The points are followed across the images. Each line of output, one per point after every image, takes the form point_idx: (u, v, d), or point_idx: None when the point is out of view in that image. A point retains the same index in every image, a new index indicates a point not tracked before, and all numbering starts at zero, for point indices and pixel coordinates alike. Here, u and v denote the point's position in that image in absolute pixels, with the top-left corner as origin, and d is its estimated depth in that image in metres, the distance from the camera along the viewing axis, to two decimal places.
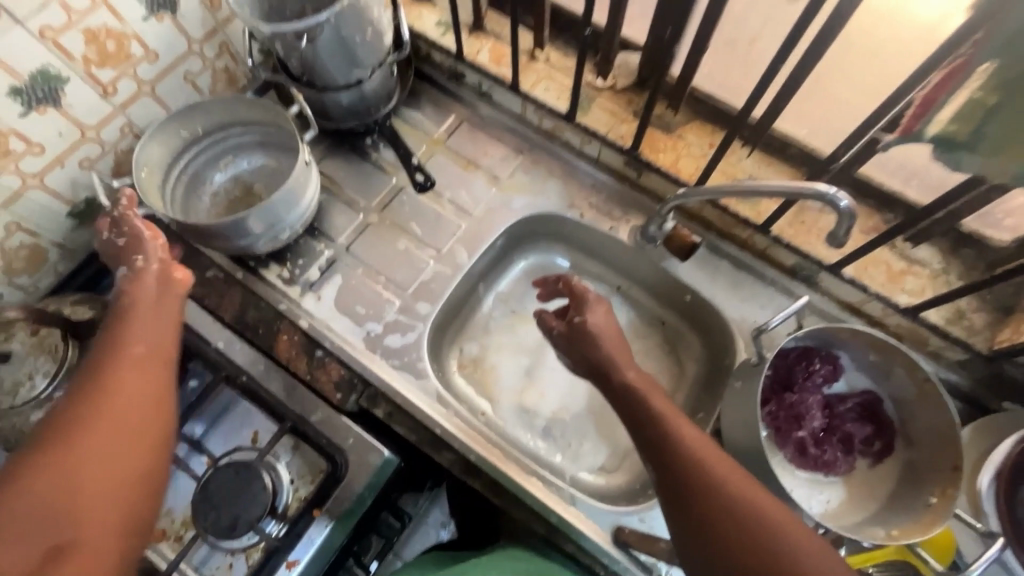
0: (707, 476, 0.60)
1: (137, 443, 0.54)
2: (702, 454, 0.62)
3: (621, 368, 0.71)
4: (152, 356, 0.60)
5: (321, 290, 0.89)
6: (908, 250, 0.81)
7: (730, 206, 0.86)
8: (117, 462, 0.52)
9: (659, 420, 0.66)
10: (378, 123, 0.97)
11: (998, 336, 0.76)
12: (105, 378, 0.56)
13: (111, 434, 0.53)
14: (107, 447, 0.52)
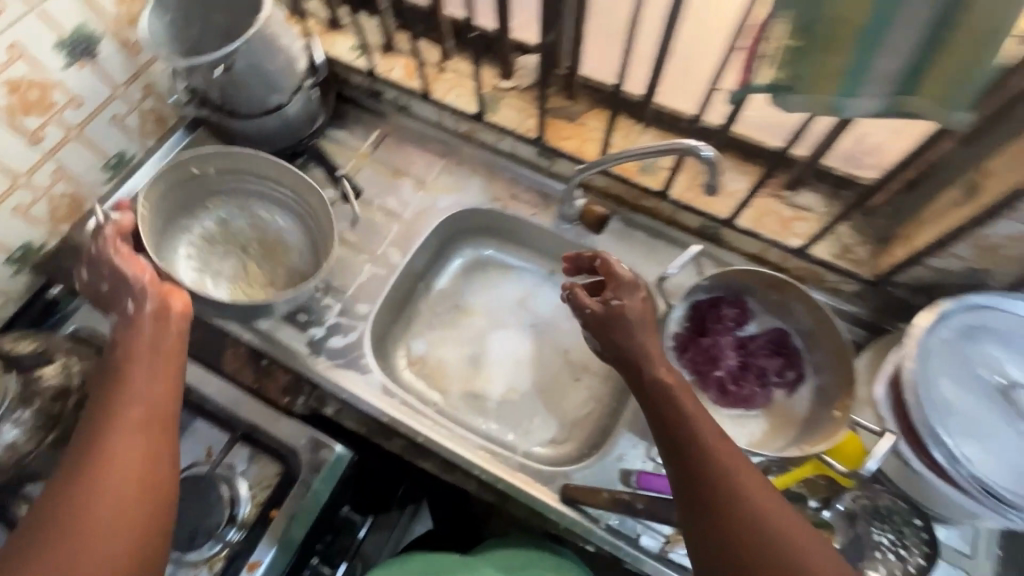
0: (727, 484, 0.61)
1: (139, 492, 0.60)
2: (721, 459, 0.63)
3: (656, 364, 0.70)
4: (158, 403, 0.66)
5: (262, 303, 0.93)
6: (795, 198, 0.90)
7: (633, 179, 0.94)
8: (126, 506, 0.59)
9: (692, 417, 0.65)
10: (304, 143, 1.03)
11: (880, 263, 0.84)
12: (104, 430, 0.62)
13: (110, 484, 0.59)
14: (114, 496, 0.59)
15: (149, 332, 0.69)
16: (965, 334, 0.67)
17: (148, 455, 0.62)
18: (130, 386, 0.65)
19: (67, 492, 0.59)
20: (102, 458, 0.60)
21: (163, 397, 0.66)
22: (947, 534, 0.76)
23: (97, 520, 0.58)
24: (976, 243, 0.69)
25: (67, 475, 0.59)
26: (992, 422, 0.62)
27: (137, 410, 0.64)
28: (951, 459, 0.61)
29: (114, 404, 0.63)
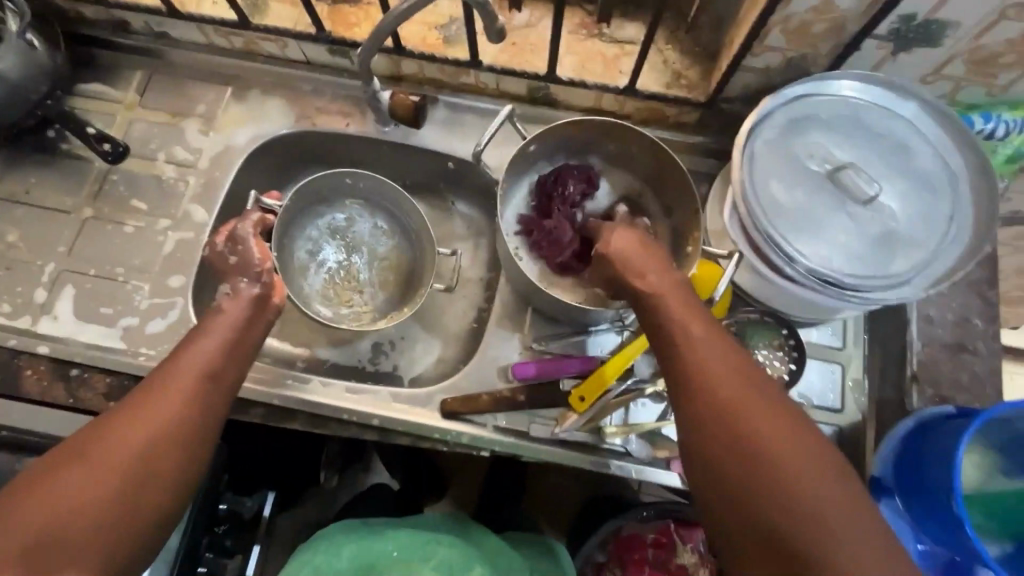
0: (720, 384, 0.50)
1: (152, 470, 0.53)
2: (724, 360, 0.51)
3: (639, 263, 0.59)
4: (211, 371, 0.60)
5: (54, 308, 0.78)
6: (616, 33, 0.81)
7: (440, 54, 0.82)
8: (97, 480, 0.51)
9: (689, 317, 0.54)
10: (44, 107, 0.83)
11: (711, 81, 0.78)
12: (177, 395, 0.56)
13: (128, 447, 0.53)
14: (118, 467, 0.52)
15: (234, 327, 0.64)
16: (792, 128, 0.63)
17: (177, 441, 0.55)
18: (198, 356, 0.60)
19: (107, 439, 0.53)
20: (150, 421, 0.54)
21: (218, 382, 0.60)
22: (819, 334, 0.77)
23: (111, 484, 0.51)
24: (785, 26, 0.63)
25: (109, 421, 0.54)
26: (823, 212, 0.60)
27: (198, 382, 0.58)
28: (787, 258, 0.58)
29: (176, 371, 0.58)
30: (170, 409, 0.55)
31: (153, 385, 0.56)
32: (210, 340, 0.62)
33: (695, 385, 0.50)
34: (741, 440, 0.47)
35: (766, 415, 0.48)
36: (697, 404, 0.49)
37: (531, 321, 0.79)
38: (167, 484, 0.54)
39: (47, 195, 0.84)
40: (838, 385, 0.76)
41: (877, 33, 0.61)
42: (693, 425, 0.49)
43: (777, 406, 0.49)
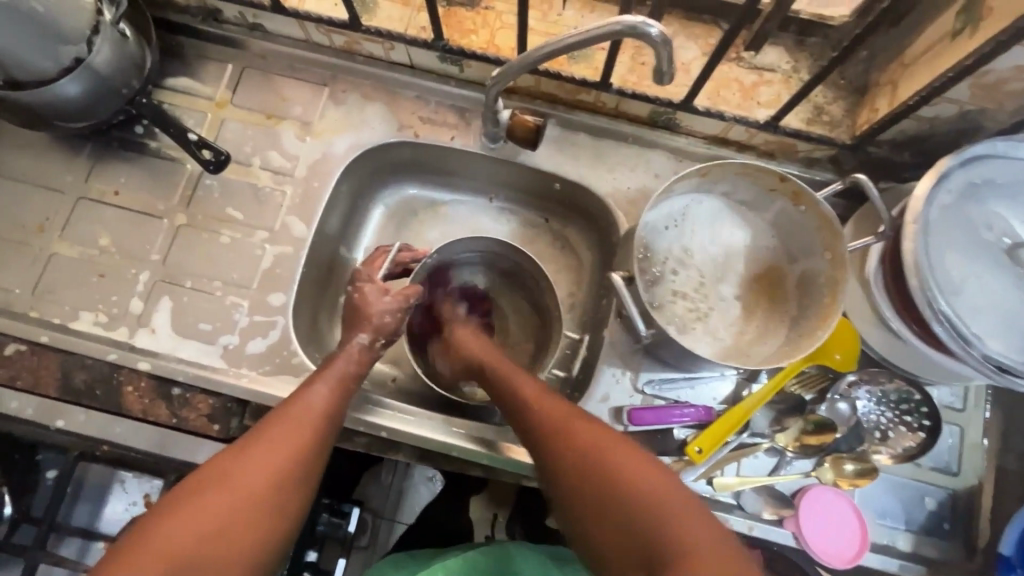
0: (611, 453, 0.54)
1: (279, 495, 0.52)
2: (597, 436, 0.56)
3: (501, 363, 0.70)
4: (329, 411, 0.58)
5: (151, 321, 0.75)
6: (754, 59, 0.75)
7: (564, 71, 0.76)
8: (224, 511, 0.49)
9: (552, 413, 0.59)
10: (136, 104, 0.78)
11: (858, 120, 0.72)
12: (298, 431, 0.55)
13: (255, 478, 0.51)
14: (241, 502, 0.50)
15: (343, 370, 0.63)
16: (970, 194, 0.58)
17: (294, 474, 0.53)
18: (313, 392, 0.59)
19: (231, 473, 0.51)
20: (271, 454, 0.53)
21: (335, 418, 0.59)
22: (940, 393, 0.74)
23: (234, 520, 0.49)
24: (977, 81, 0.57)
25: (230, 455, 0.52)
26: (1001, 288, 0.56)
27: (314, 418, 0.57)
28: (962, 340, 0.55)
29: (294, 408, 0.57)
30: (290, 443, 0.54)
31: (274, 420, 0.55)
32: (322, 379, 0.60)
33: (576, 456, 0.55)
34: (626, 499, 0.51)
35: (652, 481, 0.52)
36: (584, 476, 0.54)
37: (642, 362, 0.76)
38: (285, 519, 0.52)
39: (137, 197, 0.80)
40: (954, 449, 0.74)
41: None
42: (577, 491, 0.54)
43: (662, 475, 0.53)
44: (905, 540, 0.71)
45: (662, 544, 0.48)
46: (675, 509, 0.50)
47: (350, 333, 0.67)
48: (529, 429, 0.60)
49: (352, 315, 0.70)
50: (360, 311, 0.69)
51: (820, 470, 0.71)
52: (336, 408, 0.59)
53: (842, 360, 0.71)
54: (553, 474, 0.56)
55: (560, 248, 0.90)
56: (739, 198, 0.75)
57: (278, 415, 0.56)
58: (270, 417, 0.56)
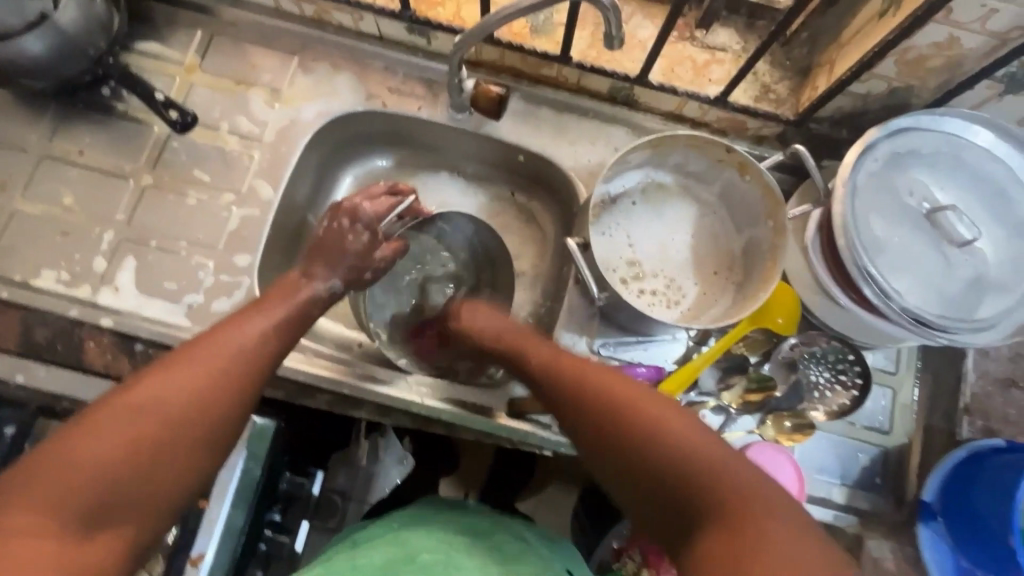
0: (636, 400, 0.54)
1: (193, 417, 0.51)
2: (632, 393, 0.55)
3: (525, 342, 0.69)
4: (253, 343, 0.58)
5: (115, 279, 0.76)
6: (707, 38, 0.79)
7: (526, 45, 0.79)
8: (133, 430, 0.48)
9: (581, 377, 0.59)
10: (104, 65, 0.78)
11: (801, 99, 0.76)
12: (229, 356, 0.56)
13: (168, 401, 0.50)
14: (166, 415, 0.49)
15: (287, 309, 0.64)
16: (894, 163, 0.63)
17: (223, 398, 0.53)
18: (251, 323, 0.60)
19: (158, 384, 0.51)
20: (206, 373, 0.53)
21: (260, 349, 0.59)
22: (875, 358, 0.78)
23: (160, 432, 0.49)
24: (900, 58, 0.62)
25: (161, 371, 0.52)
26: (919, 249, 0.61)
27: (249, 344, 0.58)
28: (883, 295, 0.59)
29: (228, 335, 0.57)
30: (206, 369, 0.53)
31: (206, 344, 0.55)
32: (262, 314, 0.62)
33: (610, 408, 0.54)
34: (654, 451, 0.50)
35: (692, 432, 0.50)
36: (615, 425, 0.53)
37: (598, 325, 0.79)
38: (203, 446, 0.51)
39: (103, 158, 0.80)
40: (887, 409, 0.78)
41: (993, 75, 0.61)
42: (605, 444, 0.53)
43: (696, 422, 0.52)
44: (840, 494, 0.76)
45: (694, 489, 0.47)
46: (709, 453, 0.49)
47: (313, 278, 0.70)
48: (557, 395, 0.60)
49: (326, 249, 0.73)
50: (342, 253, 0.73)
51: (763, 426, 0.75)
52: (271, 336, 0.60)
53: (784, 325, 0.74)
54: (582, 432, 0.56)
55: (524, 220, 0.93)
56: (689, 170, 0.79)
57: (217, 337, 0.57)
58: (202, 340, 0.56)
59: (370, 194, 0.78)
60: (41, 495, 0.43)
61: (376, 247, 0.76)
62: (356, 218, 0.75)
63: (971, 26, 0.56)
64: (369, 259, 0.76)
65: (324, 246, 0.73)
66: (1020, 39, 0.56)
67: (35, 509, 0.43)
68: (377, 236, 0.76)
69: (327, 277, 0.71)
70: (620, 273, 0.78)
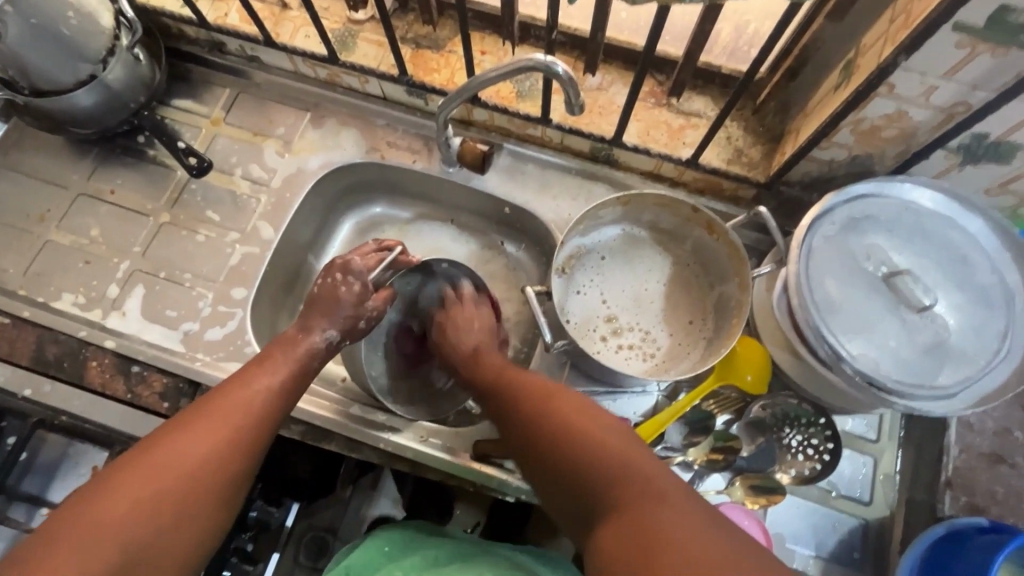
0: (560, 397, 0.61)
1: (210, 473, 0.55)
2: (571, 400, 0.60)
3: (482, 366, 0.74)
4: (258, 400, 0.63)
5: (123, 305, 0.83)
6: (683, 105, 0.83)
7: (512, 107, 0.85)
8: (155, 491, 0.52)
9: (518, 385, 0.66)
10: (140, 117, 0.89)
11: (772, 163, 0.79)
12: (240, 416, 0.60)
13: (187, 461, 0.55)
14: (185, 473, 0.54)
15: (291, 359, 0.69)
16: (852, 227, 0.64)
17: (235, 460, 0.58)
18: (259, 381, 0.64)
19: (178, 447, 0.55)
20: (220, 431, 0.58)
21: (266, 408, 0.63)
22: (853, 423, 0.77)
23: (182, 492, 0.53)
24: (855, 127, 0.64)
25: (177, 433, 0.56)
26: (875, 313, 0.61)
27: (259, 405, 0.62)
28: (836, 356, 0.59)
29: (237, 393, 0.62)
30: (218, 428, 0.58)
31: (215, 403, 0.60)
32: (269, 369, 0.66)
33: (534, 408, 0.61)
34: (571, 435, 0.55)
35: (603, 423, 0.56)
36: (540, 424, 0.59)
37: (569, 373, 0.80)
38: (219, 498, 0.56)
39: (130, 197, 0.90)
40: (867, 479, 0.75)
41: (947, 145, 0.62)
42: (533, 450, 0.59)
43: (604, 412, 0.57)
44: (815, 566, 0.72)
45: (604, 471, 0.51)
46: (615, 439, 0.53)
47: (311, 330, 0.73)
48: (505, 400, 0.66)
49: (321, 302, 0.75)
50: (338, 304, 0.75)
51: (731, 488, 0.73)
52: (279, 394, 0.65)
53: (752, 383, 0.74)
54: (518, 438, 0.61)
55: (510, 269, 0.97)
56: (663, 227, 0.82)
57: (227, 393, 0.62)
58: (212, 400, 0.60)
59: (360, 252, 0.81)
60: (74, 551, 0.47)
61: (369, 298, 0.78)
62: (348, 271, 0.77)
63: (918, 100, 0.58)
64: (362, 308, 0.78)
65: (321, 299, 0.76)
66: (965, 113, 0.57)
67: (69, 561, 0.46)
68: (369, 288, 0.78)
69: (325, 328, 0.73)
70: (597, 331, 0.80)
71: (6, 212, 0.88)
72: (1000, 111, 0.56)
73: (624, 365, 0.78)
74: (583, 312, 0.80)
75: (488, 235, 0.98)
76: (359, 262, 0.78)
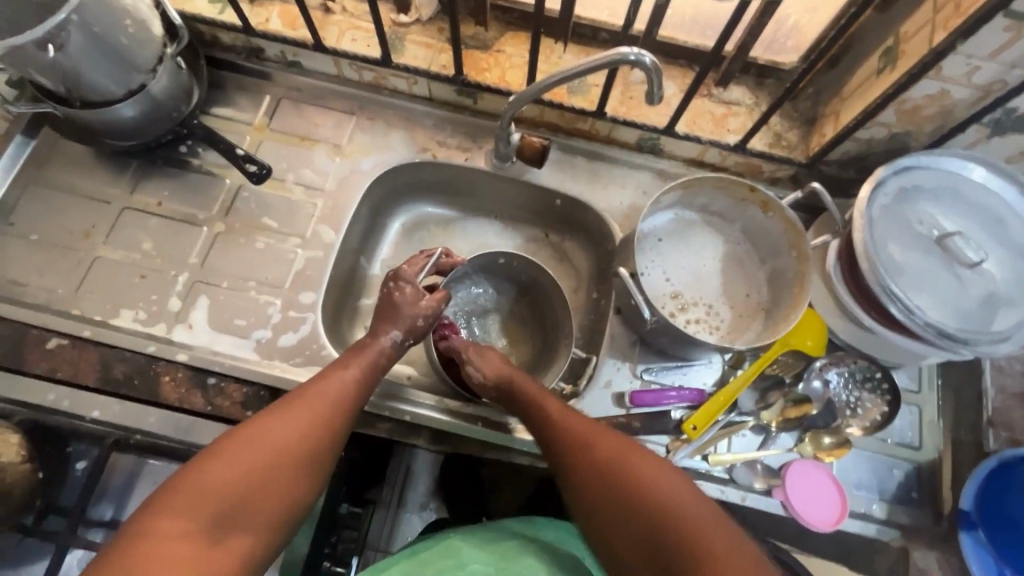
0: (630, 458, 0.61)
1: (300, 451, 0.59)
2: (625, 453, 0.62)
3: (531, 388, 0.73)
4: (346, 391, 0.66)
5: (188, 317, 0.81)
6: (723, 95, 0.89)
7: (564, 102, 0.89)
8: (251, 463, 0.56)
9: (577, 433, 0.65)
10: (188, 125, 0.87)
11: (810, 144, 0.86)
12: (325, 406, 0.63)
13: (280, 439, 0.59)
14: (279, 450, 0.58)
15: (372, 356, 0.71)
16: (903, 196, 0.71)
17: (320, 446, 0.61)
18: (344, 373, 0.67)
19: (274, 425, 0.59)
20: (309, 415, 0.62)
21: (352, 396, 0.66)
22: (898, 377, 0.84)
23: (276, 465, 0.57)
24: (899, 107, 0.72)
25: (274, 416, 0.60)
26: (935, 271, 0.68)
27: (343, 394, 0.66)
28: (907, 311, 0.66)
29: (327, 385, 0.65)
30: (308, 412, 0.62)
31: (308, 389, 0.64)
32: (353, 364, 0.69)
33: (606, 471, 0.61)
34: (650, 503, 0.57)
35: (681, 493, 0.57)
36: (612, 481, 0.60)
37: (639, 352, 0.84)
38: (305, 477, 0.59)
39: (180, 208, 0.88)
40: (915, 424, 0.82)
41: (981, 120, 0.70)
42: (602, 505, 0.60)
43: (677, 477, 0.59)
44: (880, 509, 0.79)
45: (681, 539, 0.54)
46: (691, 508, 0.56)
47: (378, 334, 0.74)
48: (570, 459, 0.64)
49: (382, 312, 0.76)
50: (396, 309, 0.75)
51: (801, 444, 0.79)
52: (363, 384, 0.68)
53: (813, 347, 0.81)
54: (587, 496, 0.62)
55: (559, 259, 1.01)
56: (714, 210, 0.88)
57: (318, 380, 0.65)
58: (304, 392, 0.64)
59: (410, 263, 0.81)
60: (183, 508, 0.51)
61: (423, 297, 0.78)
62: (399, 279, 0.78)
63: (961, 80, 0.66)
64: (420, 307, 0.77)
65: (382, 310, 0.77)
66: (1002, 90, 0.65)
67: (177, 516, 0.51)
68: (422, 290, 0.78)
69: (389, 331, 0.74)
70: (666, 307, 0.84)
71: (46, 230, 0.84)
72: None
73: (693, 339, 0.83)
74: (649, 294, 0.84)
75: (537, 228, 1.01)
76: (406, 271, 0.78)
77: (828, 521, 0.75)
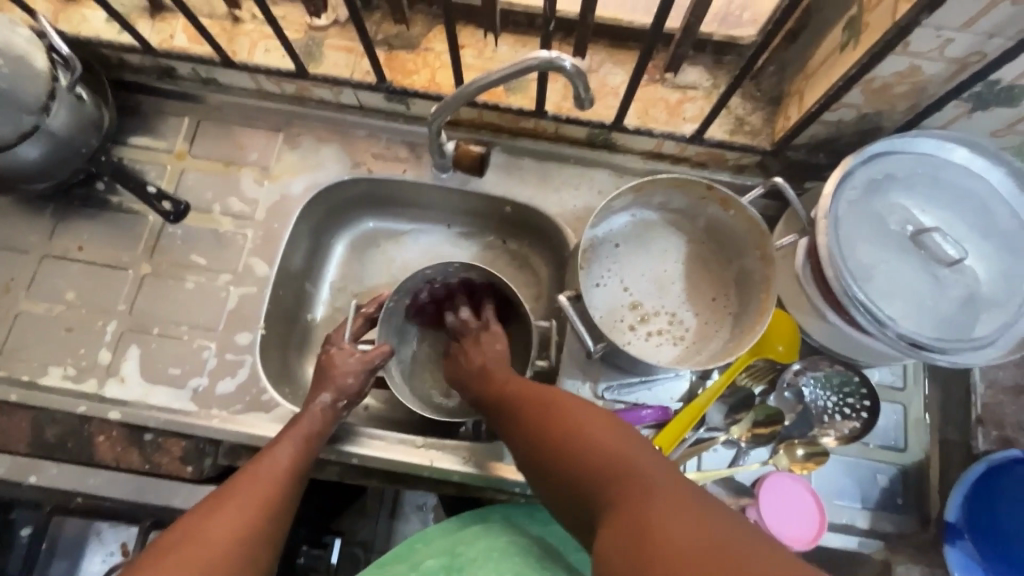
0: (563, 407, 0.56)
1: (244, 548, 0.54)
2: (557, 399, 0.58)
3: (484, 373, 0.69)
4: (285, 472, 0.62)
5: (120, 370, 0.77)
6: (677, 79, 0.80)
7: (502, 102, 0.81)
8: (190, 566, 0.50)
9: (517, 391, 0.61)
10: (97, 162, 0.81)
11: (776, 128, 0.77)
12: (265, 491, 0.59)
13: (219, 537, 0.53)
14: (222, 548, 0.53)
15: (307, 430, 0.67)
16: (873, 188, 0.64)
17: (261, 534, 0.56)
18: (279, 452, 0.63)
19: (213, 524, 0.54)
20: (253, 505, 0.57)
21: (294, 479, 0.62)
22: (881, 374, 0.78)
23: (213, 563, 0.51)
24: (866, 87, 0.63)
25: (206, 513, 0.55)
26: (908, 271, 0.61)
27: (285, 475, 0.61)
28: (876, 322, 0.59)
29: (261, 470, 0.60)
30: (248, 504, 0.57)
31: (247, 477, 0.59)
32: (286, 441, 0.65)
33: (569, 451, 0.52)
34: (565, 445, 0.53)
35: (617, 442, 0.50)
36: (543, 438, 0.55)
37: (600, 369, 0.78)
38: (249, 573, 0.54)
39: (102, 251, 0.82)
40: (899, 425, 0.76)
41: (960, 95, 0.61)
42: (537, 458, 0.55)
43: (610, 421, 0.53)
44: (863, 518, 0.74)
45: (613, 474, 0.48)
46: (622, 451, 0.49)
47: (322, 390, 0.70)
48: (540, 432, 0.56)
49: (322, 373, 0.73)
50: (335, 371, 0.72)
51: (776, 457, 0.74)
52: (303, 463, 0.64)
53: (785, 352, 0.75)
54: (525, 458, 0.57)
55: (518, 267, 0.94)
56: (674, 208, 0.80)
57: (258, 465, 0.61)
58: (241, 479, 0.59)
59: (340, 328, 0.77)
60: None
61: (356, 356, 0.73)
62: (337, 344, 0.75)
63: (932, 54, 0.57)
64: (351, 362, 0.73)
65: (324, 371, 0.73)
66: (980, 63, 0.56)
67: None
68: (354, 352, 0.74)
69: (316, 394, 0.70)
70: (625, 321, 0.78)
71: None
72: (1019, 57, 0.55)
73: (656, 353, 0.77)
74: (606, 308, 0.78)
75: (493, 233, 0.94)
76: (334, 334, 0.76)
77: (806, 539, 0.70)
